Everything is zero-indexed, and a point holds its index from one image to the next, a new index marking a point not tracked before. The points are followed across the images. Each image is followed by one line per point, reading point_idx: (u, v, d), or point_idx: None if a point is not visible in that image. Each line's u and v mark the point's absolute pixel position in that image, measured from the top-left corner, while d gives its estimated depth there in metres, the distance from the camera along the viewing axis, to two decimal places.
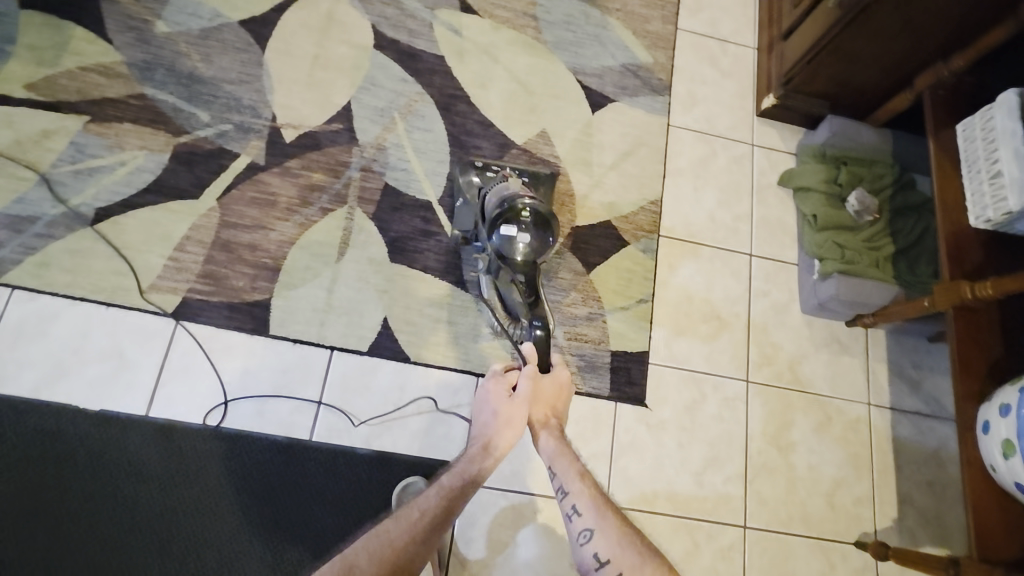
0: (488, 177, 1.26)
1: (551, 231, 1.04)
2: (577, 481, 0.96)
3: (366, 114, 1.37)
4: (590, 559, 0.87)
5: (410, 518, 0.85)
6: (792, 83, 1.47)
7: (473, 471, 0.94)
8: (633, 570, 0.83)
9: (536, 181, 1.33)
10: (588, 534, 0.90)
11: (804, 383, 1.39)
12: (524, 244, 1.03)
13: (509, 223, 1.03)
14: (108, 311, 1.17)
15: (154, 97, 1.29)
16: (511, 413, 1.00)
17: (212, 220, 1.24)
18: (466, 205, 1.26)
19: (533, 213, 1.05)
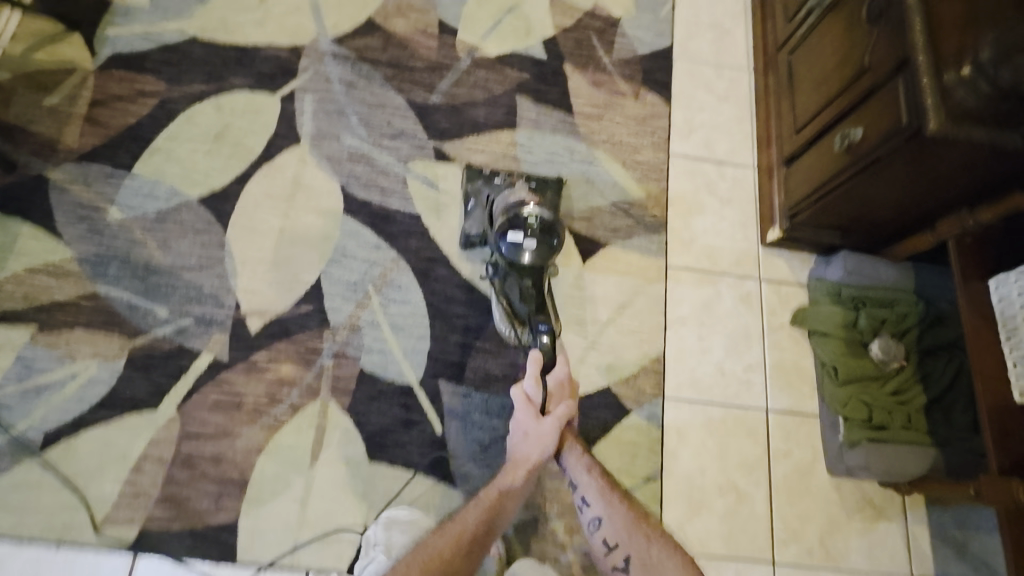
0: (496, 185, 1.37)
1: (557, 237, 1.16)
2: (586, 475, 1.08)
3: (337, 290, 1.27)
4: (603, 548, 1.02)
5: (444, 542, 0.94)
6: (799, 218, 1.36)
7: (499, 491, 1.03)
8: (642, 554, 0.98)
9: (543, 185, 1.37)
10: (598, 521, 1.04)
11: (837, 560, 1.23)
12: (531, 249, 1.14)
13: (518, 230, 1.14)
14: (59, 553, 1.06)
15: (107, 295, 1.20)
16: (534, 430, 1.10)
17: (171, 433, 1.14)
18: (475, 211, 1.34)
19: (540, 221, 1.16)
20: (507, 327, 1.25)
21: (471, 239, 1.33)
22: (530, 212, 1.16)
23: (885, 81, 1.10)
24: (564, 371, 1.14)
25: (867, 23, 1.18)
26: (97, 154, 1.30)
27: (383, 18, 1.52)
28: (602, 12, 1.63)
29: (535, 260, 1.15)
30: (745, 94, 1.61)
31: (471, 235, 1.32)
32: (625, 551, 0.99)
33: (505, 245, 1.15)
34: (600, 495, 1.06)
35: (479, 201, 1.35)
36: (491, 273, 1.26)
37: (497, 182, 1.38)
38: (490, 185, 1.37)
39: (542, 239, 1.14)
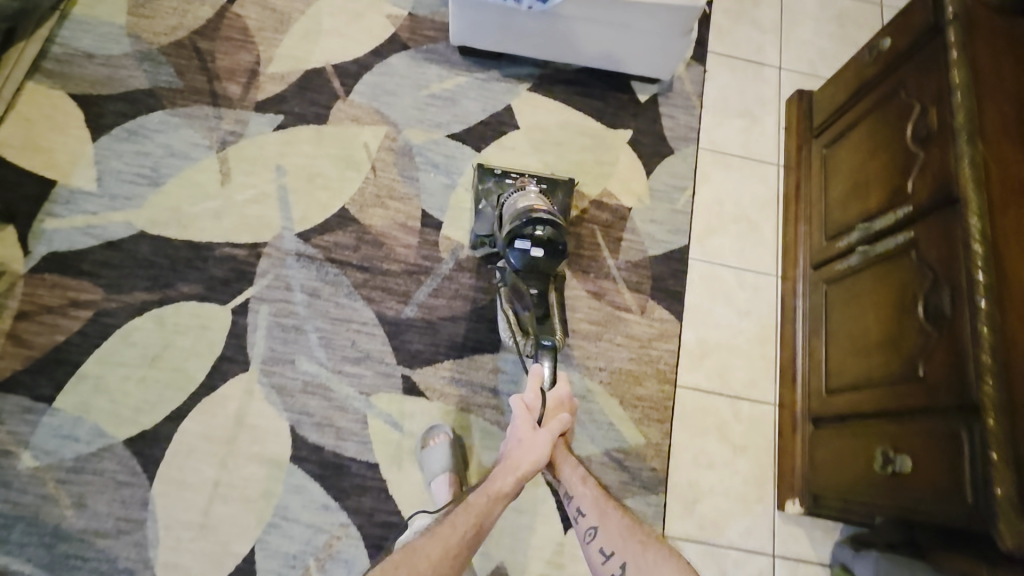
0: (505, 186, 1.33)
1: (562, 240, 1.13)
2: (581, 486, 1.06)
3: (273, 566, 1.11)
4: (600, 556, 0.99)
5: (444, 537, 0.93)
6: (824, 502, 1.17)
7: (499, 489, 1.01)
8: (639, 561, 0.96)
9: (553, 187, 1.34)
10: (593, 532, 1.01)
11: None
12: (538, 257, 1.13)
13: (523, 238, 1.12)
14: None
15: (6, 568, 1.05)
16: (529, 437, 1.06)
17: None
18: (485, 211, 1.30)
19: (546, 222, 1.13)
20: (510, 338, 1.23)
21: (480, 240, 1.31)
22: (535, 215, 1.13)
23: (942, 416, 0.91)
24: (563, 389, 1.14)
25: (923, 319, 0.97)
26: (16, 383, 1.15)
27: (359, 208, 1.35)
28: (609, 201, 1.44)
29: (542, 269, 1.14)
30: (770, 309, 1.40)
31: (480, 237, 1.31)
32: (621, 557, 0.97)
33: (513, 254, 1.13)
34: (594, 506, 1.03)
35: (489, 200, 1.31)
36: (501, 280, 1.25)
37: (508, 183, 1.34)
38: (501, 188, 1.33)
39: (550, 243, 1.13)
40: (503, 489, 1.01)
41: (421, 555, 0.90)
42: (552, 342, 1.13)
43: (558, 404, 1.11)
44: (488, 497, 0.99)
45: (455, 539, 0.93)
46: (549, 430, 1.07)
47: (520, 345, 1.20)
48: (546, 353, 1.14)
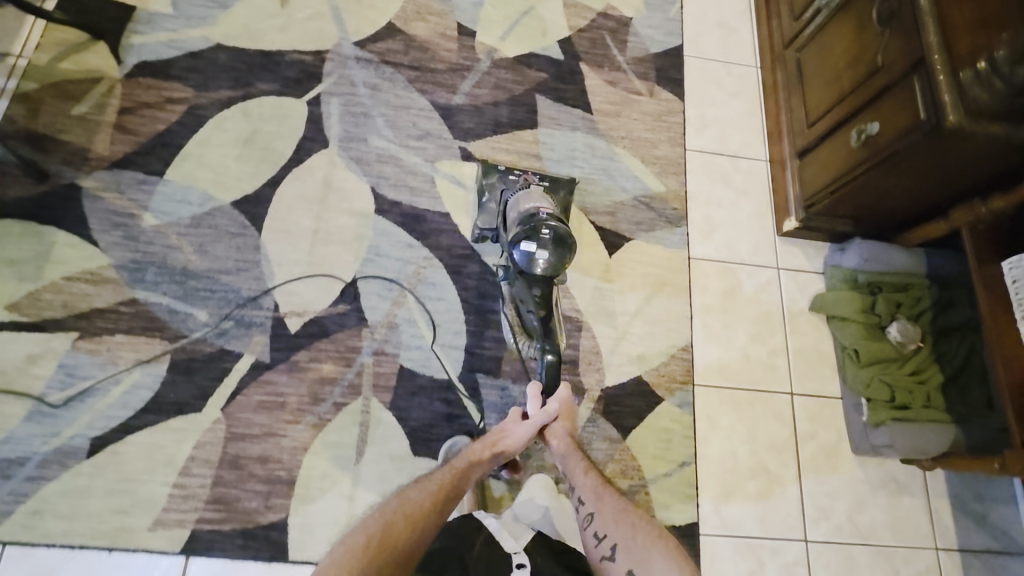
0: (512, 181, 1.36)
1: (568, 247, 1.13)
2: (584, 475, 1.05)
3: (373, 290, 1.29)
4: (592, 539, 0.95)
5: (429, 488, 0.94)
6: (815, 208, 1.42)
7: (477, 455, 1.03)
8: (628, 542, 0.91)
9: (555, 185, 1.36)
10: (590, 517, 0.97)
11: (867, 534, 1.28)
12: (543, 260, 1.12)
13: (530, 240, 1.12)
14: (111, 557, 1.06)
15: (147, 301, 1.21)
16: (511, 425, 1.11)
17: (217, 434, 1.15)
18: (489, 206, 1.34)
19: (553, 234, 1.13)
20: (512, 335, 1.26)
21: (483, 234, 1.35)
22: (543, 223, 1.14)
23: (899, 80, 1.17)
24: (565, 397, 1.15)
25: (878, 25, 1.24)
26: (129, 163, 1.31)
27: (403, 22, 1.55)
28: (614, 13, 1.68)
29: (547, 273, 1.13)
30: (756, 89, 1.66)
31: (485, 232, 1.34)
32: (612, 538, 0.93)
33: (518, 255, 1.12)
34: (593, 491, 1.01)
35: (494, 195, 1.35)
36: (506, 277, 1.24)
37: (511, 176, 1.36)
38: (504, 180, 1.36)
39: (554, 252, 1.12)
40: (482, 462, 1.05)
41: (413, 502, 0.91)
42: (550, 358, 1.13)
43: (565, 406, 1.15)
44: (470, 460, 1.02)
45: (441, 489, 0.94)
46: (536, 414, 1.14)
47: (521, 347, 1.24)
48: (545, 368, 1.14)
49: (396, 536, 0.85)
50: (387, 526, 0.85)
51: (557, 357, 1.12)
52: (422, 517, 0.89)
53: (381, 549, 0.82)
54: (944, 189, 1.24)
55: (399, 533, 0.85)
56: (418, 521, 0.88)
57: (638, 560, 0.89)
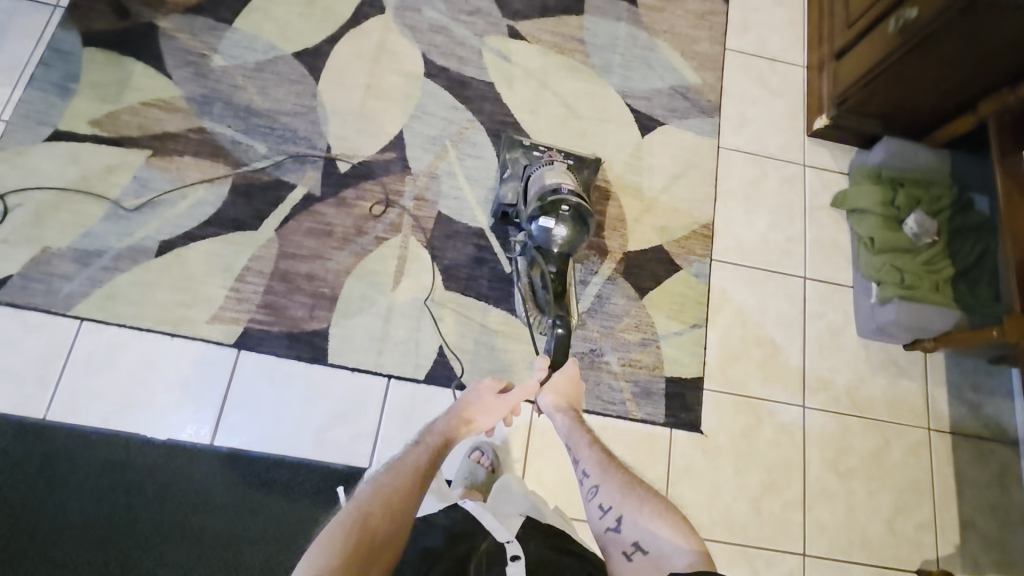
0: (534, 157, 1.31)
1: (586, 225, 1.15)
2: (587, 448, 0.97)
3: (418, 143, 1.38)
4: (598, 512, 0.88)
5: (399, 471, 0.85)
6: (846, 104, 1.45)
7: (450, 432, 0.96)
8: (635, 512, 0.85)
9: (581, 164, 1.30)
10: (595, 489, 0.90)
11: (862, 408, 1.36)
12: (559, 236, 1.14)
13: (548, 215, 1.13)
14: (173, 341, 1.19)
15: (212, 131, 1.32)
16: (492, 401, 1.03)
17: (271, 251, 1.26)
18: (510, 179, 1.30)
19: (573, 210, 1.15)
20: (524, 309, 1.29)
21: (502, 209, 1.30)
22: (564, 198, 1.15)
23: None
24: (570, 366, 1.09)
25: None
26: (201, 9, 1.41)
27: None
28: None
29: (561, 249, 1.16)
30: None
31: (504, 207, 1.30)
32: (618, 510, 0.86)
33: (535, 228, 1.14)
34: (598, 463, 0.94)
35: (515, 170, 1.30)
36: (522, 254, 1.27)
37: (536, 154, 1.31)
38: (529, 156, 1.31)
39: (571, 230, 1.14)
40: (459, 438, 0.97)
41: (382, 488, 0.82)
42: (562, 329, 1.11)
43: (568, 381, 1.07)
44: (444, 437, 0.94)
45: (413, 474, 0.86)
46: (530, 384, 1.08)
47: (534, 322, 1.28)
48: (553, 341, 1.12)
49: (368, 527, 0.76)
50: (359, 518, 0.77)
51: (568, 332, 1.11)
52: (396, 501, 0.80)
53: (353, 551, 0.73)
54: (976, 78, 1.29)
55: (370, 526, 0.77)
56: (390, 512, 0.79)
57: (646, 529, 0.83)
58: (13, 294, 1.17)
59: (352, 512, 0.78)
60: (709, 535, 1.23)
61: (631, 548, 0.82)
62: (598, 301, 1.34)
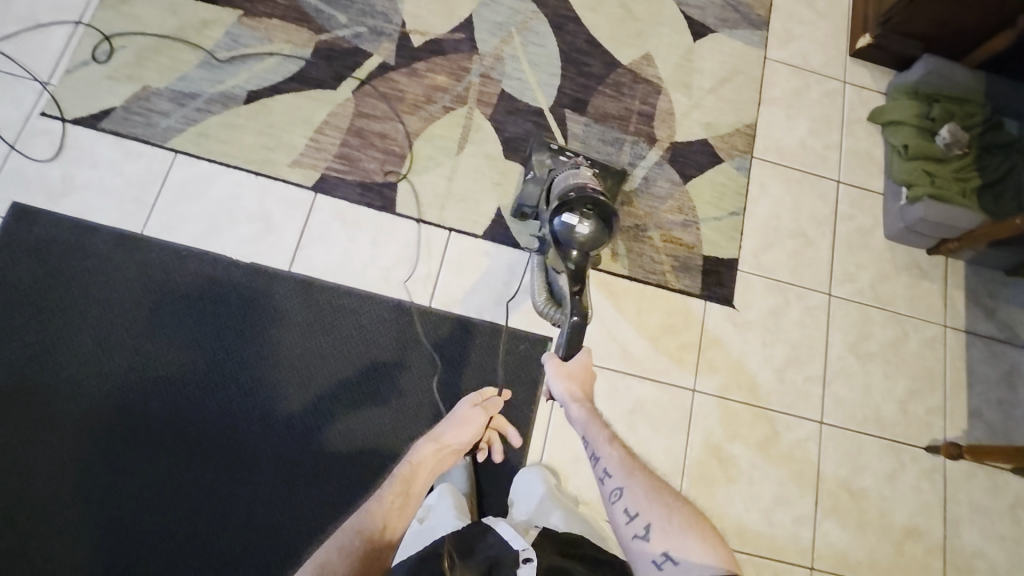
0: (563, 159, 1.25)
1: (611, 224, 1.02)
2: (608, 446, 0.91)
3: (485, 27, 1.47)
4: (623, 516, 0.82)
5: (372, 511, 0.91)
6: (890, 23, 1.51)
7: (422, 463, 1.02)
8: (663, 522, 0.79)
9: (606, 172, 1.26)
10: (619, 492, 0.84)
11: (884, 301, 1.44)
12: (582, 234, 1.00)
13: (572, 213, 1.01)
14: (258, 180, 1.29)
15: None
16: (460, 418, 1.09)
17: (348, 109, 1.36)
18: (533, 180, 1.26)
19: (597, 209, 1.03)
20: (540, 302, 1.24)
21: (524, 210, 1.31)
22: (587, 198, 1.03)
23: None
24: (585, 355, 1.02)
25: None
26: None
27: None
28: None
29: (584, 245, 1.01)
30: None
31: (525, 206, 1.30)
32: (646, 517, 0.80)
33: (556, 223, 1.02)
34: (622, 465, 0.88)
35: (540, 172, 1.25)
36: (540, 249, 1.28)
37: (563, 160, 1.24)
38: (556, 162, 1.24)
39: (596, 231, 1.01)
40: (430, 465, 1.03)
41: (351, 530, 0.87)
42: (578, 319, 0.99)
43: (585, 368, 1.01)
44: (415, 469, 1.00)
45: (383, 515, 0.91)
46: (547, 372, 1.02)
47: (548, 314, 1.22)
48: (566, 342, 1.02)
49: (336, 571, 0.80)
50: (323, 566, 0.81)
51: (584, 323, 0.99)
52: (366, 544, 0.85)
53: None
54: None
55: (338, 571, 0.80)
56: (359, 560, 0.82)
57: (674, 539, 0.77)
58: (116, 123, 1.28)
59: (319, 561, 0.82)
60: (734, 396, 1.33)
61: (660, 557, 0.77)
62: (645, 182, 1.43)
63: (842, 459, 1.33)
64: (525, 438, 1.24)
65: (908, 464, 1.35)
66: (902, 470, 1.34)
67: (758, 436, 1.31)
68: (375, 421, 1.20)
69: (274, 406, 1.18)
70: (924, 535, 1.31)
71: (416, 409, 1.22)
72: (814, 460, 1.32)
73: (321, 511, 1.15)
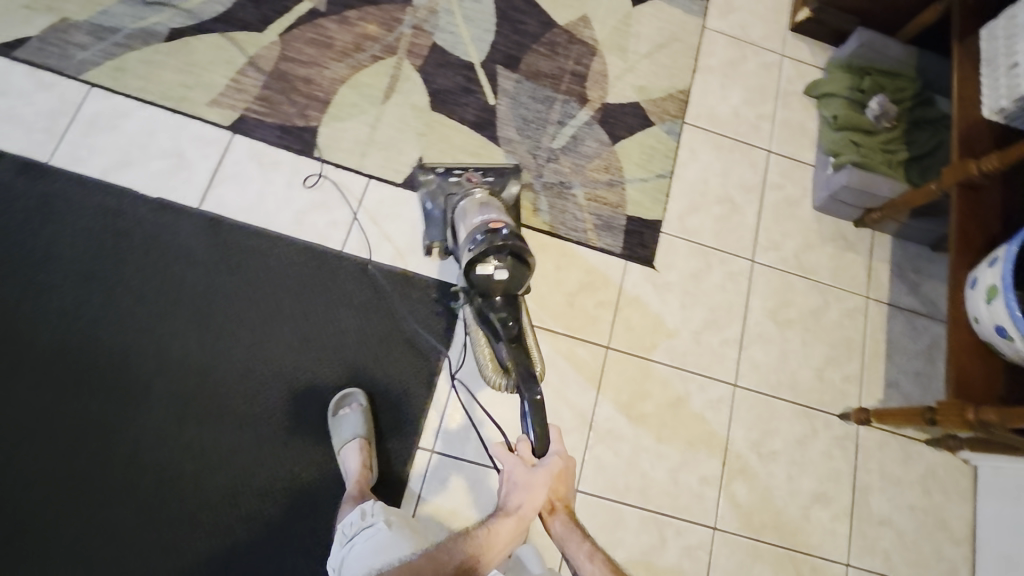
0: (449, 180, 1.20)
1: (526, 260, 1.00)
2: (589, 562, 0.91)
3: None
4: None
5: None
6: None
7: (485, 536, 0.90)
8: None
9: (501, 180, 1.20)
10: None
11: (807, 270, 1.44)
12: (502, 280, 0.99)
13: (483, 260, 1.00)
14: (173, 117, 1.27)
15: None
16: (523, 477, 0.96)
17: (273, 52, 1.35)
18: (433, 213, 1.22)
19: (509, 251, 1.00)
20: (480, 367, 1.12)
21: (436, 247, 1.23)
22: (495, 238, 1.00)
23: None
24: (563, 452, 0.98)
25: None
26: None
27: None
28: None
29: (506, 289, 1.00)
30: None
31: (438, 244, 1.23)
32: None
33: (473, 276, 1.00)
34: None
35: (435, 202, 1.21)
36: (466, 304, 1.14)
37: (451, 179, 1.20)
38: (444, 184, 1.20)
39: (513, 273, 0.99)
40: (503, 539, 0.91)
41: None
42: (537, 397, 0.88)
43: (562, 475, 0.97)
44: (484, 544, 0.89)
45: None
46: (545, 469, 0.96)
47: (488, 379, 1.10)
48: (533, 427, 0.87)
49: None
50: None
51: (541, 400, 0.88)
52: None
53: None
54: None
55: None
56: None
57: None
58: (30, 52, 1.26)
59: None
60: (648, 355, 1.32)
61: None
62: (573, 142, 1.42)
63: (754, 423, 1.31)
64: (429, 386, 1.22)
65: (822, 431, 1.33)
66: (815, 437, 1.33)
67: (670, 396, 1.30)
68: (277, 366, 1.19)
69: (170, 344, 1.16)
70: (831, 500, 1.29)
71: (319, 353, 1.21)
72: (726, 422, 1.30)
73: (212, 450, 1.13)
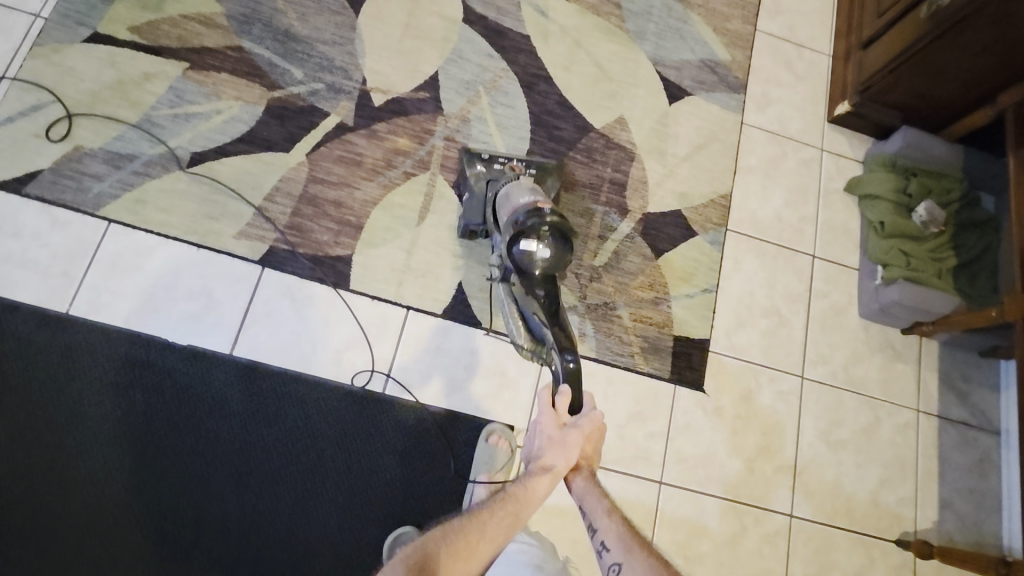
0: (494, 167, 1.23)
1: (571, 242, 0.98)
2: (607, 517, 0.92)
3: (452, 86, 1.40)
4: None
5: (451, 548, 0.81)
6: (870, 92, 1.49)
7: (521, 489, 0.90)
8: None
9: (543, 172, 1.22)
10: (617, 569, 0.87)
11: (857, 384, 1.40)
12: (545, 259, 0.96)
13: (529, 236, 0.96)
14: (199, 253, 1.20)
15: (251, 51, 1.33)
16: (557, 436, 0.94)
17: (301, 173, 1.27)
18: (472, 199, 1.23)
19: (553, 229, 0.97)
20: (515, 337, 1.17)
21: (472, 228, 1.24)
22: (539, 216, 0.98)
23: None
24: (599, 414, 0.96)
25: None
26: None
27: None
28: None
29: (550, 268, 0.97)
30: None
31: (472, 225, 1.23)
32: None
33: (516, 251, 0.97)
34: (620, 539, 0.89)
35: (476, 186, 1.22)
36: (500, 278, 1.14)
37: (495, 167, 1.23)
38: (489, 172, 1.22)
39: (556, 254, 0.97)
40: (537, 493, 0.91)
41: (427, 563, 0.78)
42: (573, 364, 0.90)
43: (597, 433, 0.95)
44: (517, 500, 0.89)
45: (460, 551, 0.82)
46: (577, 427, 0.94)
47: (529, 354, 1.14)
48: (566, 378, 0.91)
49: None
50: None
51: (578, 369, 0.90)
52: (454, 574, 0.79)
53: None
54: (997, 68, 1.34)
55: None
56: None
57: None
58: (43, 187, 1.17)
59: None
60: (701, 487, 1.27)
61: None
62: (615, 258, 1.36)
63: (812, 556, 1.27)
64: None
65: (879, 561, 1.29)
66: (873, 567, 1.29)
67: (725, 532, 1.25)
68: (319, 528, 1.11)
69: (209, 508, 1.09)
70: None
71: (363, 509, 1.14)
72: (783, 556, 1.26)
73: None
